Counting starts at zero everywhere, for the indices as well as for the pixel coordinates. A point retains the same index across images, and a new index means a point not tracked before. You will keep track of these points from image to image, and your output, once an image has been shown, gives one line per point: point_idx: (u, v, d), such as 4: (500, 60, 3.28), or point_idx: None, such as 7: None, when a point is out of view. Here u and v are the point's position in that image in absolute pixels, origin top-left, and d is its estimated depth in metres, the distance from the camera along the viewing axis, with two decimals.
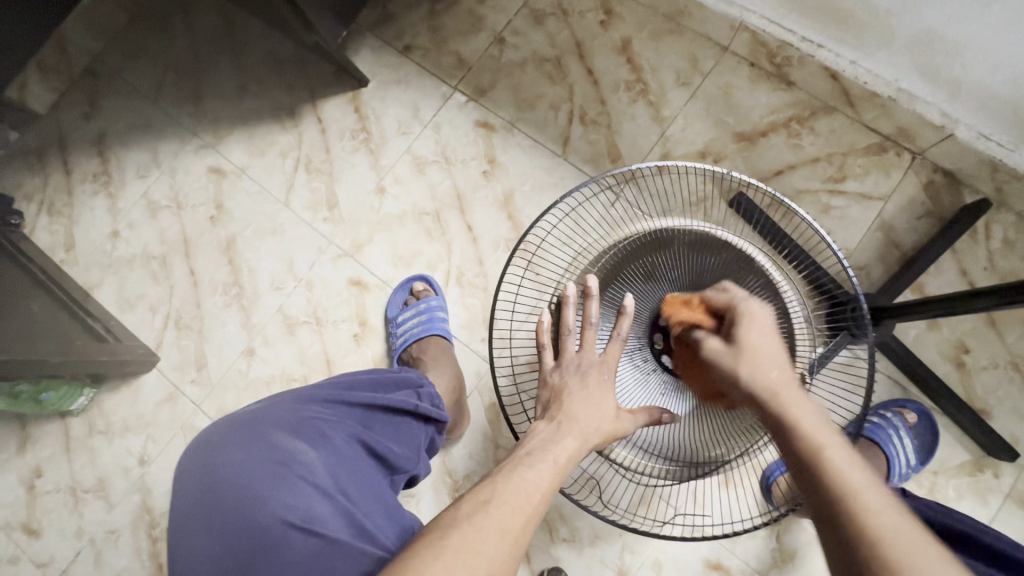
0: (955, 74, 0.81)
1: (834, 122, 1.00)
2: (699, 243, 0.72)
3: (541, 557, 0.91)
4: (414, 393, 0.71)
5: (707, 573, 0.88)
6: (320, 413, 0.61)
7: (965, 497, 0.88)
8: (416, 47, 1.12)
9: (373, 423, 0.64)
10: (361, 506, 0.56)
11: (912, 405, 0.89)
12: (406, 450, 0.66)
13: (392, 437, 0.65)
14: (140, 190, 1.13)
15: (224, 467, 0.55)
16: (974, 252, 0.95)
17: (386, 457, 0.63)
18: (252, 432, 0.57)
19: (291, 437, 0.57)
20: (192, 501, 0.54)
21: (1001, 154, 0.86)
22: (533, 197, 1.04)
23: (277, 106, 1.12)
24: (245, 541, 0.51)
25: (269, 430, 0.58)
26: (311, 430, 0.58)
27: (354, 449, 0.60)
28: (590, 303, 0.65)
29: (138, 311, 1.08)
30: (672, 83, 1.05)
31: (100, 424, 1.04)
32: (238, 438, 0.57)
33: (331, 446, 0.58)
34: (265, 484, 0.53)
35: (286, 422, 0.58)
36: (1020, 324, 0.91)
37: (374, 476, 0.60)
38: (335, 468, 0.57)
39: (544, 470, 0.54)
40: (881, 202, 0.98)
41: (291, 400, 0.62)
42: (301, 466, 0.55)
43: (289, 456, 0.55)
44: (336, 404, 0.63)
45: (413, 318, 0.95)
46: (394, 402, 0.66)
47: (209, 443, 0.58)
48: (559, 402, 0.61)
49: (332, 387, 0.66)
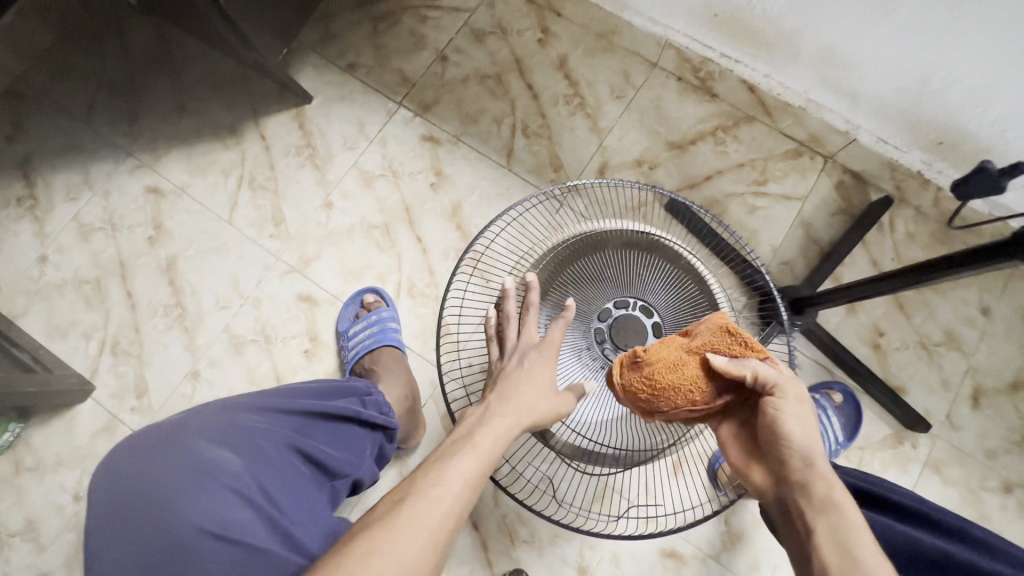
0: (853, 85, 0.90)
1: (755, 131, 1.08)
2: (632, 242, 0.77)
3: (503, 561, 0.92)
4: (359, 401, 0.70)
5: (662, 560, 0.92)
6: (255, 421, 0.60)
7: (889, 467, 0.96)
8: (360, 64, 1.14)
9: (314, 430, 0.64)
10: (290, 512, 0.56)
11: (837, 386, 0.97)
12: (346, 456, 0.66)
13: (333, 443, 0.65)
14: (70, 213, 1.08)
15: (141, 474, 0.54)
16: (882, 244, 1.04)
17: (322, 464, 0.63)
18: (173, 440, 0.56)
19: (216, 445, 0.56)
20: (107, 506, 0.53)
21: (897, 155, 0.97)
22: (480, 207, 1.07)
23: (218, 124, 1.11)
24: (159, 550, 0.50)
25: (192, 438, 0.56)
26: (241, 438, 0.58)
27: (287, 456, 0.60)
28: (530, 294, 0.70)
29: (70, 338, 1.03)
30: (607, 96, 1.11)
31: (28, 461, 0.97)
32: (157, 446, 0.56)
33: (258, 454, 0.57)
34: (185, 491, 0.52)
35: (213, 431, 0.57)
36: (923, 307, 1.01)
37: (306, 484, 0.60)
38: (263, 477, 0.56)
39: (471, 461, 0.55)
40: (800, 202, 1.06)
41: (224, 408, 0.61)
42: (224, 473, 0.54)
43: (212, 463, 0.54)
44: (271, 411, 0.62)
45: (364, 330, 0.95)
46: (335, 409, 0.66)
47: (128, 450, 0.56)
48: (497, 383, 0.65)
49: (270, 395, 0.65)
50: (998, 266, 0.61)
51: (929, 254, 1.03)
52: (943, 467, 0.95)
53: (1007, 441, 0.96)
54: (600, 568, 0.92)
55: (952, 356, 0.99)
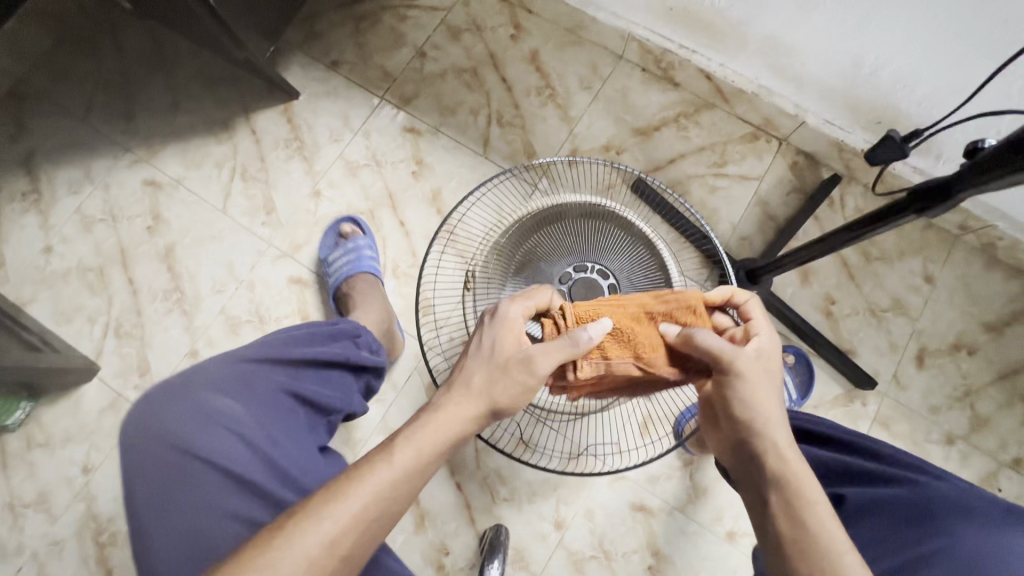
0: (799, 71, 0.99)
1: (714, 117, 1.16)
2: (587, 213, 0.82)
3: (485, 518, 0.99)
4: (347, 345, 0.78)
5: (632, 514, 0.99)
6: (261, 370, 0.67)
7: (841, 424, 1.04)
8: (343, 62, 1.21)
9: (312, 374, 0.72)
10: (285, 447, 0.64)
11: (791, 348, 1.04)
12: (339, 395, 0.74)
13: (326, 384, 0.73)
14: (73, 206, 1.15)
15: (160, 420, 0.62)
16: (834, 219, 1.12)
17: (321, 403, 0.71)
18: (188, 389, 0.63)
19: (216, 393, 0.64)
20: (129, 436, 0.62)
21: (843, 136, 1.05)
22: (459, 192, 1.15)
23: (211, 120, 1.18)
24: (174, 478, 0.60)
25: (205, 390, 0.64)
26: (249, 388, 0.65)
27: (286, 401, 0.68)
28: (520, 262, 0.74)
29: (75, 323, 1.09)
30: (576, 87, 1.19)
31: (39, 437, 1.03)
32: (176, 395, 0.63)
33: (256, 399, 0.65)
34: (193, 430, 0.61)
35: (216, 379, 0.65)
36: (871, 277, 1.09)
37: (308, 423, 0.69)
38: (269, 424, 0.64)
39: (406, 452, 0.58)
40: (757, 182, 1.14)
41: (225, 358, 0.68)
42: (225, 417, 0.62)
43: (213, 408, 0.63)
44: (267, 359, 0.69)
45: (343, 257, 1.05)
46: (329, 356, 0.73)
47: (149, 398, 0.64)
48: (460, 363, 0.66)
49: (271, 343, 0.71)
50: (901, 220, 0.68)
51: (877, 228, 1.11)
52: (890, 422, 1.03)
53: (949, 397, 1.04)
54: (575, 522, 0.99)
55: (899, 321, 1.07)
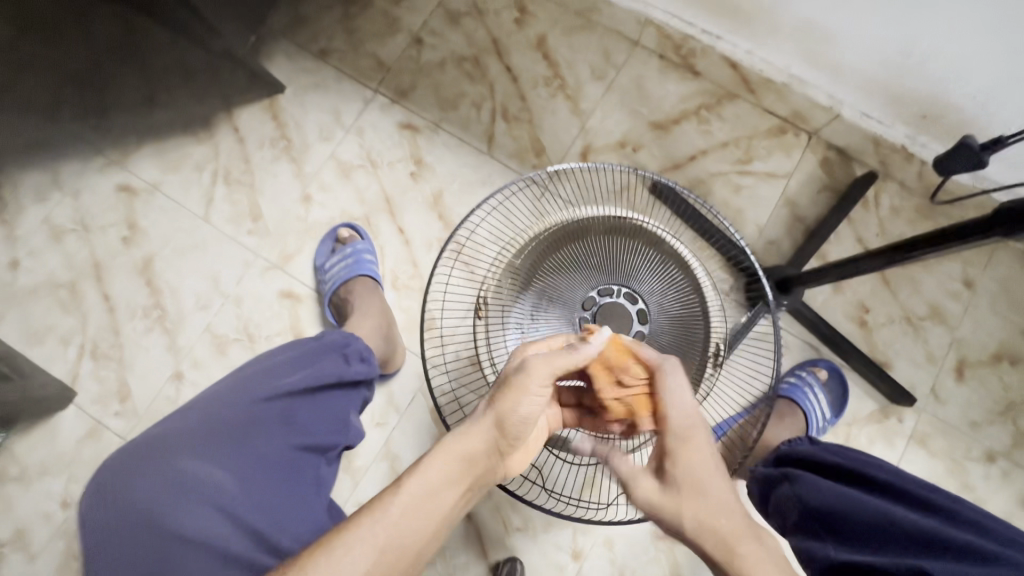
0: (837, 59, 0.88)
1: (738, 108, 1.07)
2: (614, 229, 0.76)
3: (497, 549, 0.93)
4: (340, 357, 0.70)
5: (655, 542, 0.93)
6: (240, 417, 0.60)
7: (875, 442, 0.97)
8: (332, 50, 1.10)
9: (300, 409, 0.64)
10: (274, 509, 0.57)
11: (823, 363, 0.98)
12: (333, 426, 0.66)
13: (320, 418, 0.65)
14: (40, 215, 1.05)
15: (132, 497, 0.54)
16: (867, 220, 1.04)
17: (313, 442, 0.63)
18: (154, 455, 0.56)
19: (197, 459, 0.56)
20: (97, 515, 0.55)
21: (881, 130, 0.96)
22: (462, 195, 1.05)
23: (189, 118, 1.07)
24: (148, 563, 0.52)
25: (173, 453, 0.57)
26: (225, 443, 0.58)
27: (276, 450, 0.60)
28: None
29: (48, 344, 1.00)
30: (588, 77, 1.09)
31: (14, 470, 0.96)
32: (140, 464, 0.56)
33: (241, 460, 0.58)
34: (170, 505, 0.54)
35: (195, 442, 0.57)
36: (908, 283, 1.01)
37: (302, 466, 0.62)
38: (251, 481, 0.57)
39: (386, 527, 0.50)
40: (785, 180, 1.05)
41: (204, 409, 0.60)
42: (207, 488, 0.55)
43: (192, 478, 0.55)
44: (253, 403, 0.61)
45: (340, 262, 0.96)
46: (319, 382, 0.65)
47: (111, 468, 0.56)
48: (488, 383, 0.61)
49: (249, 380, 0.63)
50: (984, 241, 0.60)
51: (913, 229, 1.03)
52: (928, 439, 0.97)
53: (990, 411, 0.97)
54: (594, 552, 0.93)
55: (937, 330, 1.00)
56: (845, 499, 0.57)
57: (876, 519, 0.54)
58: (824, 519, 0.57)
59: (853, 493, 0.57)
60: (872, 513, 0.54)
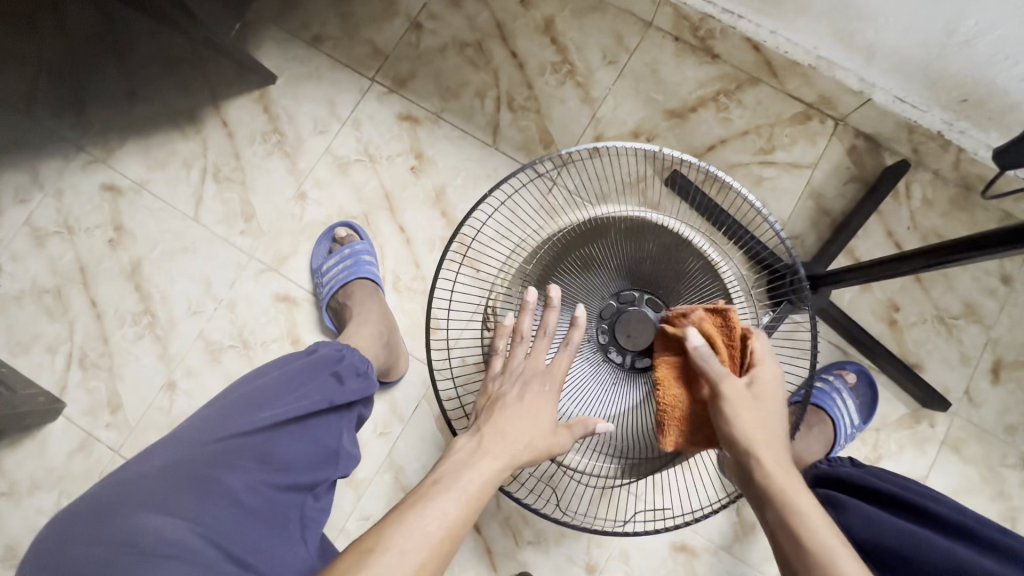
0: (869, 39, 0.81)
1: (760, 94, 1.00)
2: (634, 229, 0.72)
3: (508, 563, 0.89)
4: (332, 378, 0.65)
5: (673, 555, 0.88)
6: (213, 459, 0.55)
7: (905, 449, 0.92)
8: (326, 37, 1.03)
9: (281, 443, 0.59)
10: (253, 556, 0.53)
11: (851, 365, 0.92)
12: (319, 458, 0.62)
13: (305, 449, 0.61)
14: (22, 217, 1.00)
15: (77, 566, 0.47)
16: (898, 212, 0.97)
17: (295, 480, 0.59)
18: (106, 514, 0.50)
19: (157, 513, 0.50)
20: None
21: (915, 116, 0.89)
22: (466, 190, 0.99)
23: (174, 109, 1.01)
24: None
25: (129, 509, 0.50)
26: (198, 493, 0.53)
27: (256, 488, 0.56)
28: (550, 313, 0.62)
29: (34, 353, 0.96)
30: (599, 62, 1.02)
31: (3, 485, 0.92)
32: (89, 526, 0.49)
33: (212, 506, 0.53)
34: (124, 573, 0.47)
35: (154, 495, 0.51)
36: (942, 279, 0.95)
37: (284, 508, 0.58)
38: (227, 530, 0.52)
39: (449, 500, 0.50)
40: (810, 170, 0.99)
41: (169, 453, 0.55)
42: (169, 545, 0.49)
43: (152, 537, 0.49)
44: (229, 439, 0.56)
45: (338, 264, 0.91)
46: (305, 411, 0.61)
47: (53, 539, 0.50)
48: (490, 413, 0.58)
49: (223, 417, 0.59)
50: (1005, 253, 0.56)
51: (947, 221, 0.97)
52: (962, 445, 0.92)
53: None
54: (609, 565, 0.88)
55: (972, 329, 0.94)
56: (908, 537, 0.51)
57: (945, 563, 0.48)
58: (880, 556, 0.52)
59: (917, 530, 0.52)
60: (941, 556, 0.49)
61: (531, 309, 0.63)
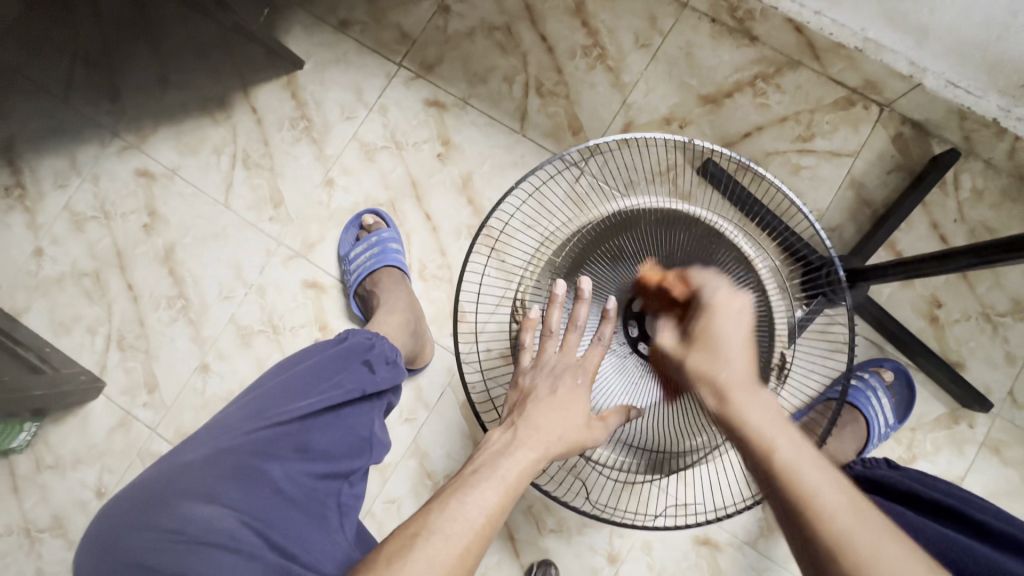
0: (924, 19, 0.76)
1: (800, 78, 0.96)
2: (666, 220, 0.70)
3: (530, 550, 0.90)
4: (363, 367, 0.66)
5: (696, 548, 0.88)
6: (254, 449, 0.56)
7: (942, 449, 0.89)
8: (354, 21, 1.02)
9: (317, 432, 0.60)
10: (297, 542, 0.54)
11: (889, 363, 0.89)
12: (354, 447, 0.63)
13: (340, 436, 0.62)
14: (61, 201, 1.02)
15: (132, 556, 0.50)
16: (944, 204, 0.93)
17: (331, 469, 0.60)
18: (154, 507, 0.52)
19: (204, 503, 0.52)
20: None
21: (969, 101, 0.83)
22: (493, 178, 0.98)
23: (203, 96, 1.02)
24: None
25: (179, 500, 0.52)
26: (241, 482, 0.54)
27: (295, 475, 0.57)
28: (581, 305, 0.62)
29: (75, 334, 0.99)
30: (631, 45, 0.98)
31: (49, 459, 0.96)
32: (142, 516, 0.52)
33: (256, 495, 0.54)
34: (179, 563, 0.49)
35: (200, 486, 0.53)
36: (990, 275, 0.91)
37: (321, 496, 0.59)
38: (270, 518, 0.54)
39: (490, 489, 0.50)
40: (851, 158, 0.95)
41: (210, 446, 0.56)
42: (217, 534, 0.51)
43: (200, 527, 0.51)
44: (267, 430, 0.58)
45: (365, 252, 0.91)
46: (337, 399, 0.62)
47: (108, 529, 0.52)
48: (523, 408, 0.58)
49: (259, 407, 0.60)
50: None
51: (998, 214, 0.92)
52: (1002, 447, 0.88)
53: None
54: (632, 556, 0.89)
55: (1019, 327, 0.90)
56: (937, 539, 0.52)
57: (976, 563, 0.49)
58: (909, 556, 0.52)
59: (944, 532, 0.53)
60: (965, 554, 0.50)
61: (559, 303, 0.62)
